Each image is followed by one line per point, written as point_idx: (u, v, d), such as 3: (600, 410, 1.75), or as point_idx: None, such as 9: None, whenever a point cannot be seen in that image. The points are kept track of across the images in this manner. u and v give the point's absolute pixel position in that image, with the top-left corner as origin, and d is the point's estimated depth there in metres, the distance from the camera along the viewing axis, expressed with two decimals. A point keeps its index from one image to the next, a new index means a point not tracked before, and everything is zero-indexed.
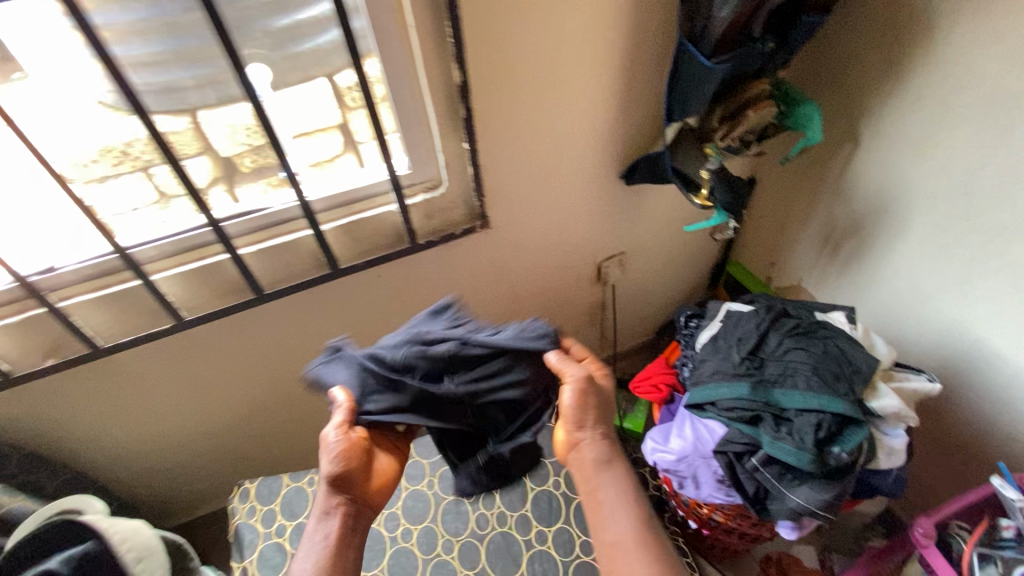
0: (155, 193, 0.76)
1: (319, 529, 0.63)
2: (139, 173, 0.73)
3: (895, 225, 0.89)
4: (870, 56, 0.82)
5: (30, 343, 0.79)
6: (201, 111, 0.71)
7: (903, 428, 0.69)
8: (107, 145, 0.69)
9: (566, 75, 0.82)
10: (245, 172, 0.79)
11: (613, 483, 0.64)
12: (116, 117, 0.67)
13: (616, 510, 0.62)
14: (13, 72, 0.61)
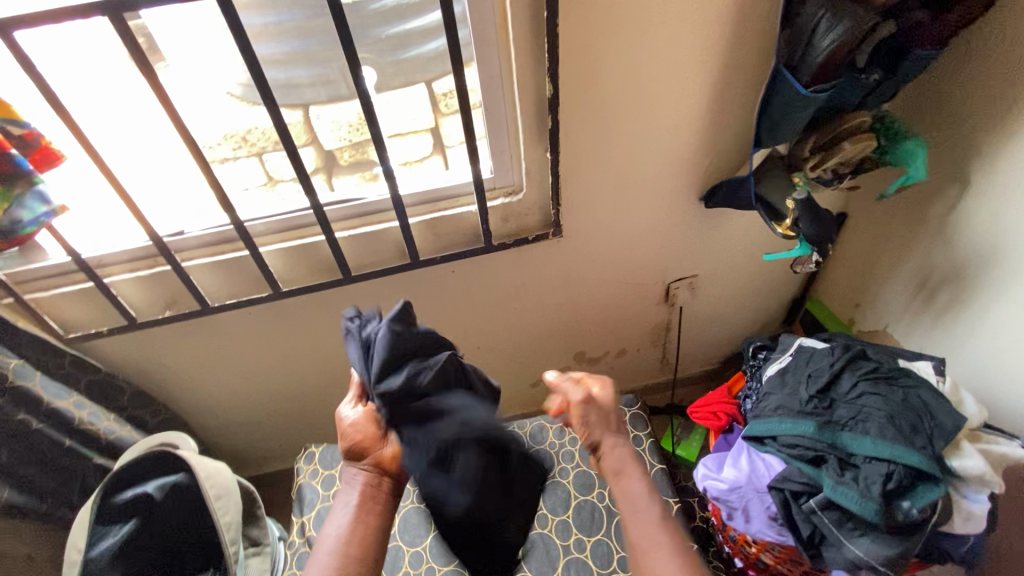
0: (264, 175, 0.91)
1: (344, 497, 0.65)
2: (254, 158, 0.90)
3: (1004, 277, 0.82)
4: (989, 94, 0.76)
5: (155, 294, 0.91)
6: (313, 108, 0.88)
7: (987, 493, 0.64)
8: (231, 131, 0.86)
9: (654, 94, 0.84)
10: (343, 164, 0.93)
11: (640, 487, 0.63)
12: (242, 106, 0.84)
13: (642, 507, 0.61)
14: (158, 62, 0.77)
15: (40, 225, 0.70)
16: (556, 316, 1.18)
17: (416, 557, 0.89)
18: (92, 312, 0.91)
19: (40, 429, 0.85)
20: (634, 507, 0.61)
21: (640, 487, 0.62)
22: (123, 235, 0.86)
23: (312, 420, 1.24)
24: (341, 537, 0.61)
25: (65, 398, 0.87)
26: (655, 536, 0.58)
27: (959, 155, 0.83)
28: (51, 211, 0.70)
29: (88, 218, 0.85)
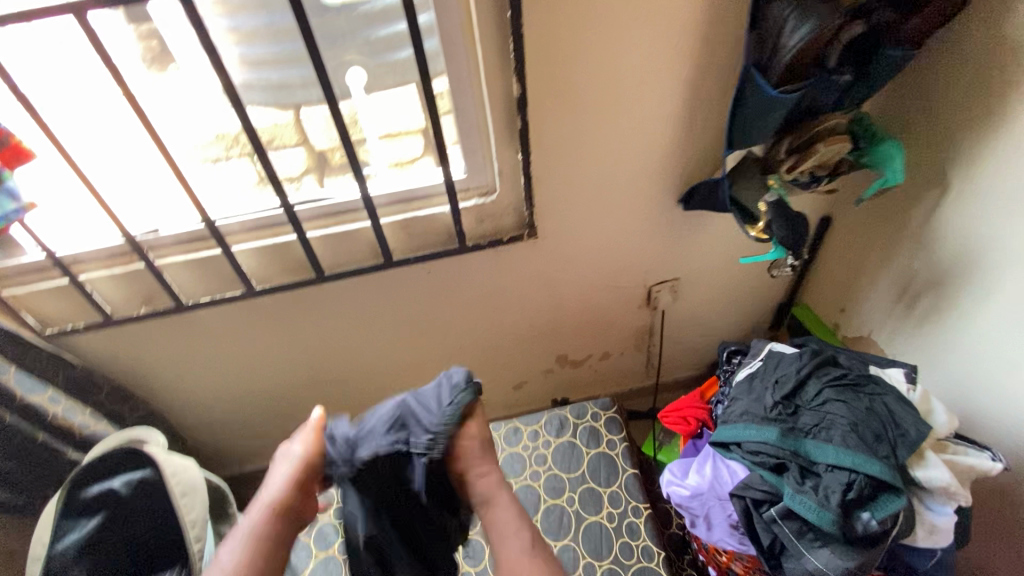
0: (255, 175, 0.91)
1: (251, 526, 0.65)
2: (247, 159, 0.90)
3: (982, 283, 0.80)
4: (966, 95, 0.75)
5: (129, 291, 0.92)
6: (304, 109, 0.87)
7: (953, 506, 0.62)
8: (220, 132, 0.87)
9: (626, 96, 0.83)
10: (334, 165, 0.93)
11: (504, 510, 0.70)
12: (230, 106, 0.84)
13: (511, 531, 0.69)
14: (169, 63, 0.78)
15: (10, 220, 0.72)
16: (536, 318, 1.17)
17: None
18: (70, 309, 0.92)
19: (13, 424, 0.85)
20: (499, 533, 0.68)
21: (504, 510, 0.70)
22: (99, 233, 0.87)
23: (292, 418, 1.24)
24: (233, 567, 0.62)
25: (40, 393, 0.88)
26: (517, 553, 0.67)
27: (938, 158, 0.81)
28: (21, 208, 0.72)
29: (64, 214, 0.86)
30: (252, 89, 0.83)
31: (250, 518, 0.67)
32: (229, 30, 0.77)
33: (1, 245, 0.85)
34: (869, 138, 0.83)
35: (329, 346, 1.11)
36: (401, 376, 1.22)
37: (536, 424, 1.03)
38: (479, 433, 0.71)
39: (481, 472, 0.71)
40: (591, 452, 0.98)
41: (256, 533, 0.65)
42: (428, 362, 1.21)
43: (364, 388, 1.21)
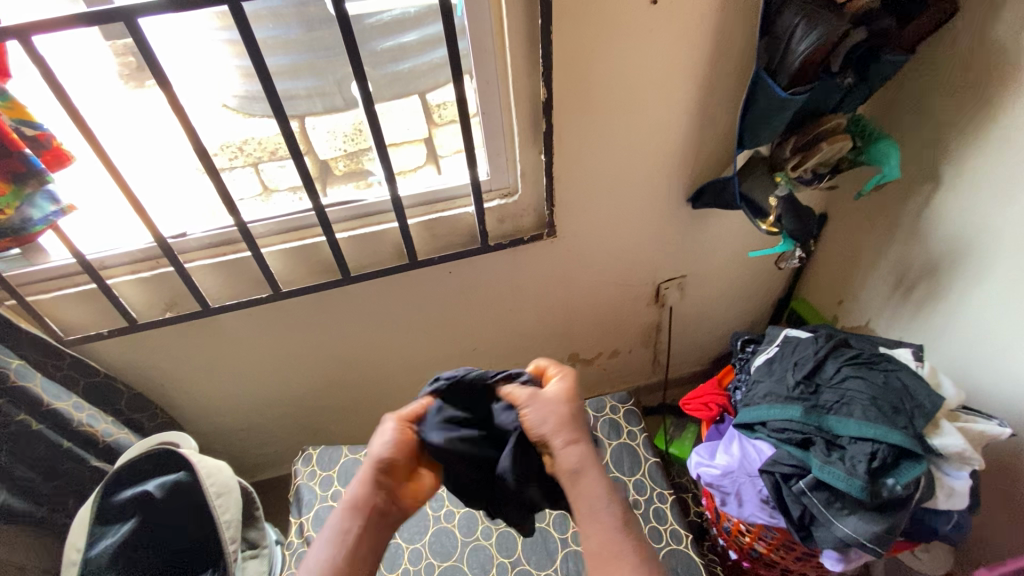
0: (260, 185, 0.95)
1: (342, 521, 0.63)
2: (250, 169, 0.94)
3: (974, 269, 0.86)
4: (955, 96, 0.82)
5: (155, 296, 0.92)
6: (309, 119, 0.91)
7: (968, 470, 0.67)
8: (227, 142, 0.91)
9: (644, 99, 0.88)
10: (337, 174, 0.98)
11: (597, 488, 0.61)
12: (239, 117, 0.89)
13: (597, 500, 0.61)
14: (148, 80, 0.81)
15: (50, 224, 0.72)
16: (550, 317, 1.20)
17: (415, 553, 0.90)
18: (93, 315, 0.91)
19: (39, 431, 0.84)
20: (589, 512, 0.61)
21: (593, 485, 0.62)
22: (127, 237, 0.88)
23: (307, 424, 1.24)
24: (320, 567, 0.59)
25: (65, 399, 0.86)
26: (611, 533, 0.60)
27: (929, 155, 0.89)
28: (59, 211, 0.72)
29: (95, 217, 0.87)
30: (255, 100, 0.86)
31: (338, 518, 0.63)
32: (228, 42, 0.80)
33: (24, 251, 0.85)
34: (866, 138, 0.89)
35: (349, 348, 1.12)
36: (417, 378, 1.23)
37: None
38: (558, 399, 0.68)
39: (562, 442, 0.64)
40: (613, 443, 1.01)
41: (353, 526, 0.62)
42: (444, 364, 1.22)
43: (381, 390, 1.22)
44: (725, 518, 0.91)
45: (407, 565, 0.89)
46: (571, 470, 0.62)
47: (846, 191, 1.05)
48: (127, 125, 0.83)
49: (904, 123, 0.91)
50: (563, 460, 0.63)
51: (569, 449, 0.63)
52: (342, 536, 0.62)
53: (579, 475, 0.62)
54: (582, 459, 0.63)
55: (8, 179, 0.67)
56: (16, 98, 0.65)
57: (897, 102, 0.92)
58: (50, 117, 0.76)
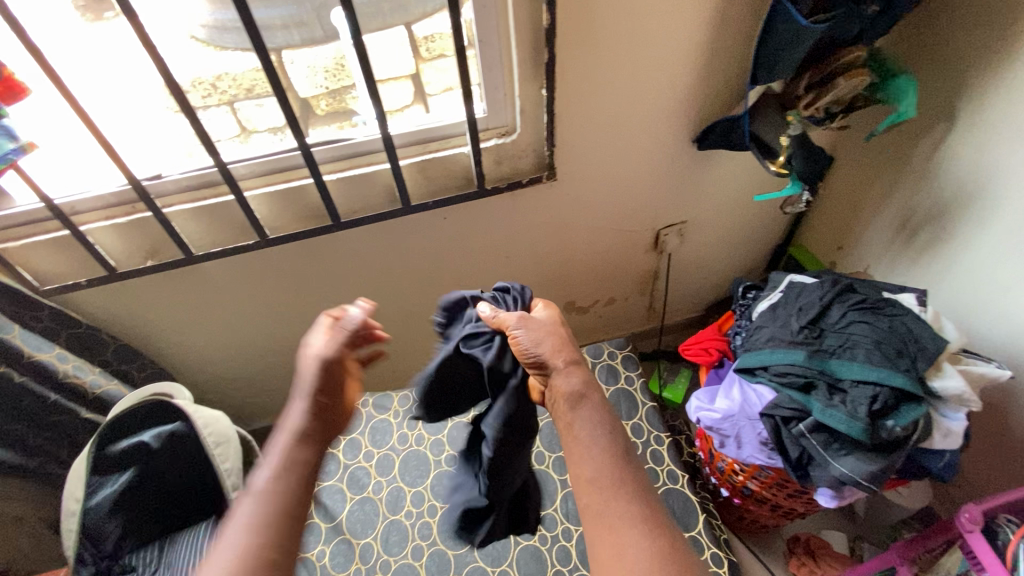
0: (237, 127, 0.88)
1: (289, 418, 0.58)
2: (225, 108, 0.86)
3: (981, 213, 0.85)
4: (983, 26, 0.77)
5: (134, 243, 0.87)
6: (286, 52, 0.84)
7: (963, 412, 0.69)
8: (198, 78, 0.83)
9: (655, 26, 0.81)
10: (320, 114, 0.90)
11: (592, 418, 0.59)
12: (205, 49, 0.82)
13: (590, 439, 0.58)
14: (106, 11, 0.74)
15: (10, 162, 0.67)
16: (547, 265, 1.17)
17: (417, 496, 0.91)
18: (68, 263, 0.87)
19: (22, 383, 0.81)
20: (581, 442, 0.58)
21: (594, 410, 0.59)
22: (97, 181, 0.82)
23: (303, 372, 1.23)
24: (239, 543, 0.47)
25: (47, 350, 0.83)
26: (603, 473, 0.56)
27: (948, 92, 0.84)
28: (19, 148, 0.67)
29: (59, 157, 0.81)
30: (226, 30, 0.80)
31: (289, 420, 0.57)
32: None
33: None
34: (884, 74, 0.84)
35: (341, 297, 1.09)
36: (413, 328, 1.22)
37: None
38: (525, 327, 0.63)
39: (561, 366, 0.61)
40: (610, 389, 1.02)
41: (296, 429, 0.56)
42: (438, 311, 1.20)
43: None
44: (718, 458, 0.92)
45: (411, 507, 0.90)
46: (569, 396, 0.60)
47: (856, 131, 1.01)
48: (88, 57, 0.77)
49: (928, 54, 0.86)
50: (562, 384, 0.60)
51: (567, 371, 0.61)
52: (302, 434, 0.56)
53: (575, 404, 0.60)
54: (575, 381, 0.60)
55: None
56: None
57: (918, 38, 0.86)
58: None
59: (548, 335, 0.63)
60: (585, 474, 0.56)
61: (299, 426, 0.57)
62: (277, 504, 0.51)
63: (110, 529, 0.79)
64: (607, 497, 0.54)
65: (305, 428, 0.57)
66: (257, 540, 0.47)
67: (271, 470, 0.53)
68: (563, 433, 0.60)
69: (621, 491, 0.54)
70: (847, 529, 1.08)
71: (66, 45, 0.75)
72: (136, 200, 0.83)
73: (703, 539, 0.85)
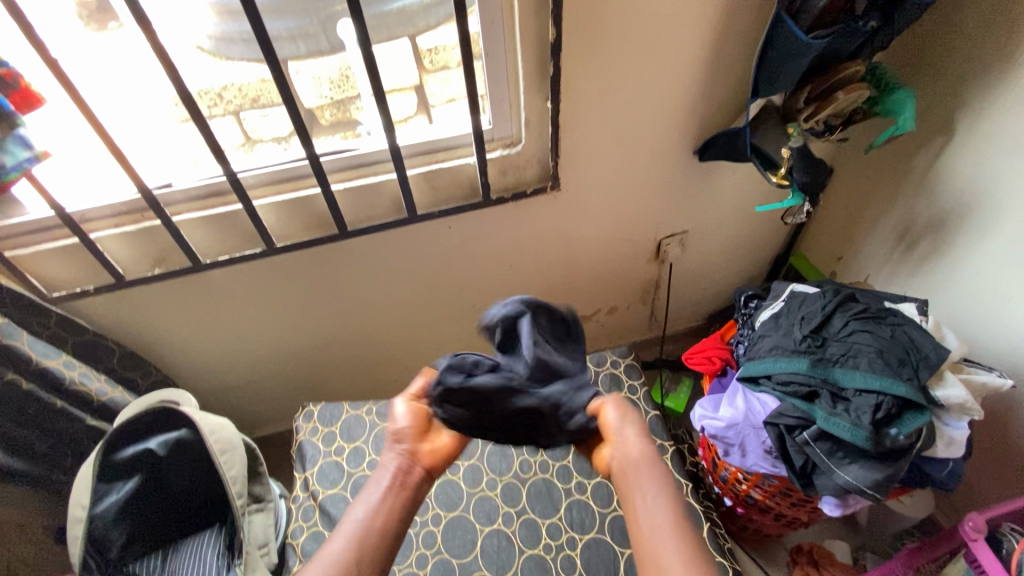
0: (242, 136, 0.90)
1: (376, 477, 0.69)
2: (231, 117, 0.88)
3: (980, 224, 0.86)
4: (979, 43, 0.79)
5: (142, 251, 0.88)
6: (293, 64, 0.84)
7: (966, 420, 0.70)
8: (205, 88, 0.84)
9: (658, 41, 0.83)
10: (325, 124, 0.91)
11: (662, 483, 0.64)
12: (210, 60, 0.81)
13: (656, 500, 0.62)
14: (109, 22, 0.74)
15: (23, 170, 0.68)
16: (549, 274, 1.18)
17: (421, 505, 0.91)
18: (77, 271, 0.87)
19: (30, 390, 0.81)
20: (642, 499, 0.62)
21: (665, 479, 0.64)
22: (107, 189, 0.83)
23: (305, 379, 1.23)
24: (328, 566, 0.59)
25: (54, 358, 0.82)
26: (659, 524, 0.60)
27: (944, 107, 0.86)
28: (34, 157, 0.68)
29: (71, 164, 0.81)
30: (233, 42, 0.80)
31: (378, 478, 0.68)
32: None
33: None
34: (883, 88, 0.86)
35: (345, 305, 1.09)
36: (416, 336, 1.22)
37: None
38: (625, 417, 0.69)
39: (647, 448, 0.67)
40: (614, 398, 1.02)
41: (389, 483, 0.68)
42: (440, 319, 1.20)
43: (379, 346, 1.21)
44: (722, 467, 0.93)
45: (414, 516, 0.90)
46: (643, 463, 0.66)
47: (855, 143, 1.03)
48: (99, 64, 0.76)
49: (924, 71, 0.88)
50: (640, 453, 0.66)
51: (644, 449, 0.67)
52: (395, 482, 0.68)
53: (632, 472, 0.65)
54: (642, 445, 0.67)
55: None
56: None
57: (915, 55, 0.89)
58: (15, 55, 0.70)
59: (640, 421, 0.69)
60: (645, 522, 0.61)
61: (395, 479, 0.68)
62: (365, 545, 0.61)
63: (116, 536, 0.80)
64: (664, 545, 0.59)
65: (398, 478, 0.68)
66: (362, 551, 0.61)
67: (366, 512, 0.65)
68: (631, 493, 0.64)
69: (678, 541, 0.59)
70: (850, 539, 1.08)
71: (76, 53, 0.75)
72: (145, 208, 0.84)
73: (707, 547, 0.84)
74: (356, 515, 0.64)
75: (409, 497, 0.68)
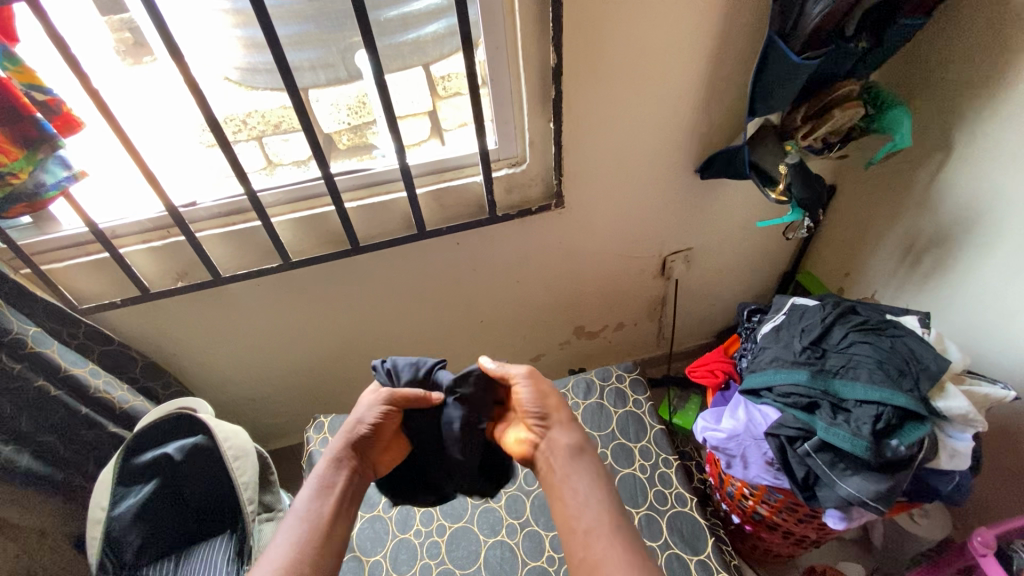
0: (264, 159, 0.96)
1: (321, 477, 0.70)
2: (253, 142, 0.95)
3: (982, 238, 0.87)
4: (973, 62, 0.81)
5: (167, 265, 0.93)
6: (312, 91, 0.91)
7: (971, 432, 0.70)
8: (231, 115, 0.91)
9: (656, 63, 0.86)
10: (341, 148, 0.98)
11: (586, 472, 0.66)
12: (237, 88, 0.88)
13: (586, 486, 0.65)
14: (145, 56, 0.83)
15: (62, 188, 0.74)
16: (556, 290, 1.20)
17: (426, 515, 0.92)
18: (106, 284, 0.92)
19: (57, 396, 0.85)
20: (574, 496, 0.64)
21: (587, 467, 0.67)
22: (137, 207, 0.88)
23: (318, 392, 1.26)
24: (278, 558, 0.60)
25: (81, 366, 0.87)
26: (590, 514, 0.62)
27: (942, 123, 0.88)
28: (72, 176, 0.74)
29: (106, 186, 0.88)
30: (257, 71, 0.85)
31: (319, 478, 0.70)
32: (230, 11, 0.77)
33: (37, 220, 0.86)
34: (878, 106, 0.88)
35: (357, 320, 1.13)
36: (426, 351, 1.25)
37: (563, 389, 1.07)
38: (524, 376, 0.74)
39: (565, 421, 0.71)
40: (619, 412, 1.03)
41: (335, 485, 0.69)
42: (449, 334, 1.23)
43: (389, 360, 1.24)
44: (728, 483, 0.92)
45: (420, 526, 0.91)
46: (568, 449, 0.68)
47: (856, 160, 1.05)
48: (138, 95, 0.85)
49: (919, 90, 0.90)
50: (562, 438, 0.69)
51: (567, 426, 0.71)
52: (327, 490, 0.69)
53: (576, 452, 0.68)
54: (574, 436, 0.69)
55: (21, 145, 0.68)
56: (25, 62, 0.66)
57: (911, 74, 0.91)
58: (60, 84, 0.77)
59: (551, 398, 0.73)
60: (580, 524, 0.62)
61: (340, 482, 0.70)
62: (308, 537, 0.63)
63: (131, 539, 0.82)
64: (600, 544, 0.59)
65: (334, 487, 0.69)
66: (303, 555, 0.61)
67: (308, 506, 0.67)
68: (559, 486, 0.66)
69: (604, 529, 0.60)
70: (865, 561, 1.06)
71: (115, 82, 0.82)
72: (171, 224, 0.89)
73: (712, 561, 0.84)
74: (290, 530, 0.64)
75: (350, 501, 0.69)
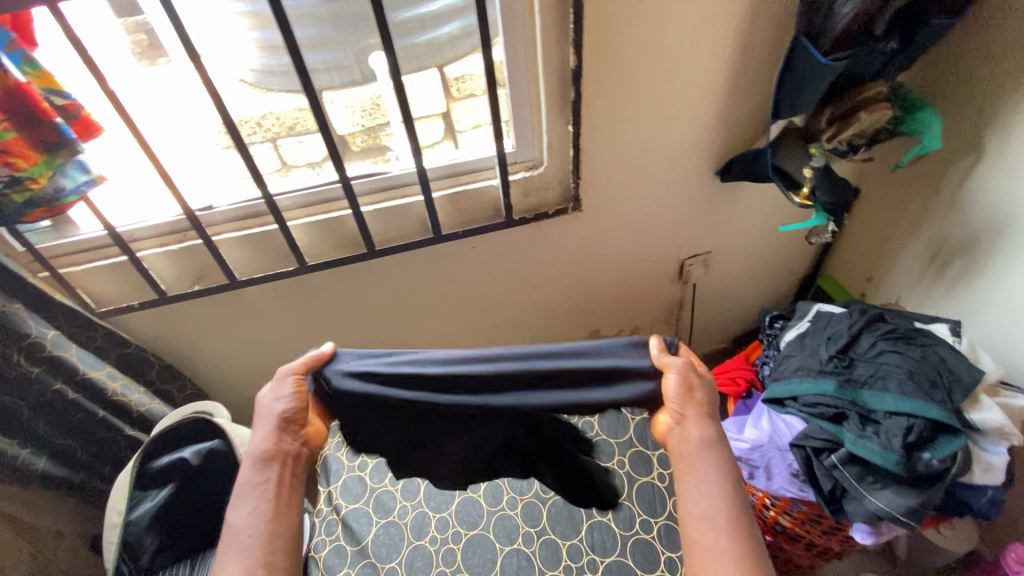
0: (279, 162, 0.95)
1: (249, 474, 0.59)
2: (268, 144, 0.95)
3: (1014, 244, 0.85)
4: (1007, 63, 0.78)
5: (184, 269, 0.93)
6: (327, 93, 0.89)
7: (1005, 446, 0.68)
8: (246, 117, 0.90)
9: (678, 65, 0.85)
10: (355, 151, 0.97)
11: (715, 468, 0.58)
12: (255, 91, 0.88)
13: (711, 479, 0.58)
14: (160, 57, 0.82)
15: (81, 194, 0.74)
16: (571, 294, 1.19)
17: (442, 522, 0.91)
18: (123, 287, 0.93)
19: (75, 399, 0.85)
20: (694, 487, 0.58)
21: (718, 458, 0.59)
22: (155, 211, 0.88)
23: None
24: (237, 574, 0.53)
25: (99, 368, 0.88)
26: (716, 516, 0.56)
27: (973, 125, 0.85)
28: (91, 180, 0.74)
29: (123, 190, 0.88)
30: (273, 74, 0.84)
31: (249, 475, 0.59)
32: (247, 14, 0.76)
33: (56, 224, 0.86)
34: (907, 108, 0.85)
35: (371, 323, 1.12)
36: None
37: None
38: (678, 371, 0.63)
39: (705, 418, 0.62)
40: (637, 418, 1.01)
41: (271, 475, 0.59)
42: (464, 337, 1.22)
43: None
44: (749, 493, 0.90)
45: (435, 533, 0.90)
46: (700, 441, 0.60)
47: (881, 163, 1.02)
48: (154, 96, 0.84)
49: (948, 92, 0.88)
50: (695, 429, 0.61)
51: (704, 423, 0.61)
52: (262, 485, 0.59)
53: (709, 446, 0.60)
54: (712, 430, 0.60)
55: (41, 150, 0.69)
56: (44, 67, 0.66)
57: (940, 75, 0.88)
58: (79, 88, 0.77)
59: (704, 398, 0.63)
60: (694, 510, 0.57)
61: (277, 469, 0.60)
62: (268, 517, 0.58)
63: (148, 542, 0.82)
64: (714, 537, 0.55)
65: (269, 480, 0.59)
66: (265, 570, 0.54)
67: (252, 509, 0.57)
68: (683, 472, 0.60)
69: (722, 528, 0.55)
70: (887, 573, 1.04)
71: (133, 85, 0.82)
72: (188, 228, 0.89)
73: None
74: (241, 539, 0.55)
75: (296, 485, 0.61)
